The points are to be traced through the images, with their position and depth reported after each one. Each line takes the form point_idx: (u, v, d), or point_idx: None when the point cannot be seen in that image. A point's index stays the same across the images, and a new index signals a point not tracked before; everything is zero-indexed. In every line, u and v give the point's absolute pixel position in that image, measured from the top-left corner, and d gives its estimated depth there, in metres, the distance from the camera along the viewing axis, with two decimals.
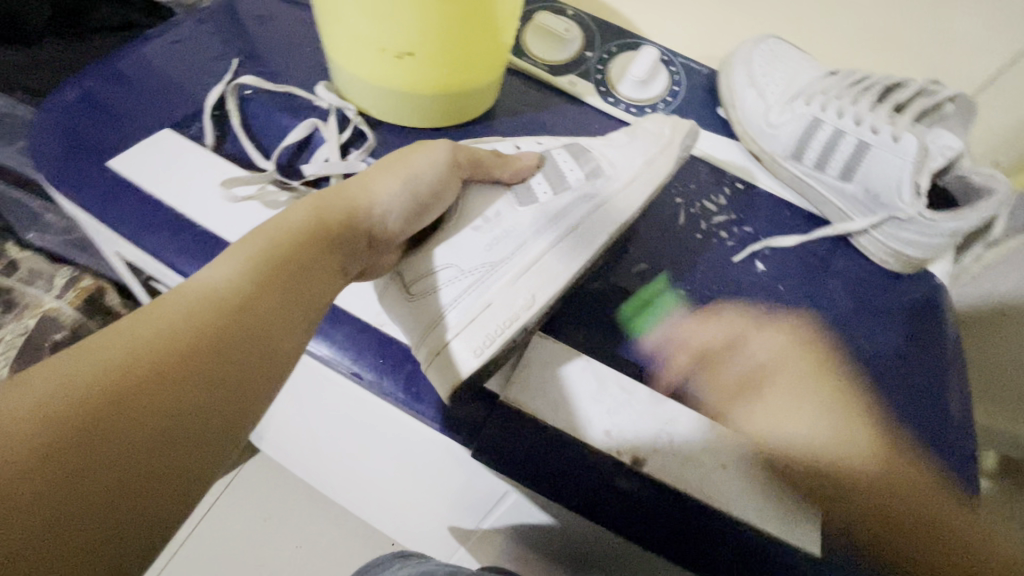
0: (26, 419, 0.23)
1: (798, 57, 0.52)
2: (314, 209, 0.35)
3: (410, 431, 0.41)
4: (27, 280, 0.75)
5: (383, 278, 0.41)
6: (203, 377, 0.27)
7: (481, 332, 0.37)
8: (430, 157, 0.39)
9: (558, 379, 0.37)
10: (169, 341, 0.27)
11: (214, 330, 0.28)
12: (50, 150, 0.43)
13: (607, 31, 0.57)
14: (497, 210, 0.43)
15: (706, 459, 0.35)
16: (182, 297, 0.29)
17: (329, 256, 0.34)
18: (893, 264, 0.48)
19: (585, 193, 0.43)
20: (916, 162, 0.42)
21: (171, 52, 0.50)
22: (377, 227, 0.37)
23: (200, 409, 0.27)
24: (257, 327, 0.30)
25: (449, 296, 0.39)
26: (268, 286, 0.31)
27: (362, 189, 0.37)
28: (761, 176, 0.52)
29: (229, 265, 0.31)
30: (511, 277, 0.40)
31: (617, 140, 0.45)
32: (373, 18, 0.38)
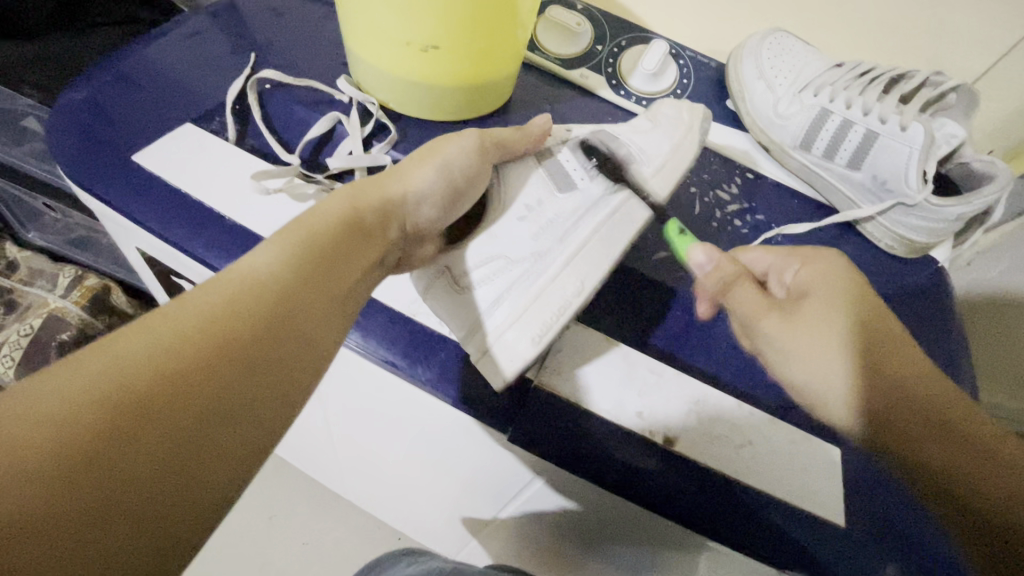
0: (81, 401, 0.24)
1: (805, 50, 0.53)
2: (348, 200, 0.35)
3: (440, 420, 0.42)
4: (28, 280, 0.75)
5: (431, 272, 0.41)
6: (249, 364, 0.28)
7: (533, 322, 0.37)
8: (461, 144, 0.40)
9: (597, 361, 0.39)
10: (217, 327, 0.28)
11: (259, 317, 0.29)
12: (69, 145, 0.43)
13: (617, 25, 0.58)
14: (538, 199, 0.43)
15: (733, 437, 0.37)
16: (223, 286, 0.29)
17: (363, 246, 0.35)
18: (899, 249, 0.49)
19: (619, 180, 0.43)
20: (923, 150, 0.44)
21: (186, 46, 0.50)
22: (410, 214, 0.38)
23: (247, 395, 0.27)
24: (299, 315, 0.30)
25: (497, 289, 0.40)
26: (308, 274, 0.31)
27: (397, 180, 0.38)
28: (767, 164, 0.54)
29: (268, 255, 0.31)
30: (561, 265, 0.39)
31: (641, 126, 0.46)
32: (400, 12, 0.39)
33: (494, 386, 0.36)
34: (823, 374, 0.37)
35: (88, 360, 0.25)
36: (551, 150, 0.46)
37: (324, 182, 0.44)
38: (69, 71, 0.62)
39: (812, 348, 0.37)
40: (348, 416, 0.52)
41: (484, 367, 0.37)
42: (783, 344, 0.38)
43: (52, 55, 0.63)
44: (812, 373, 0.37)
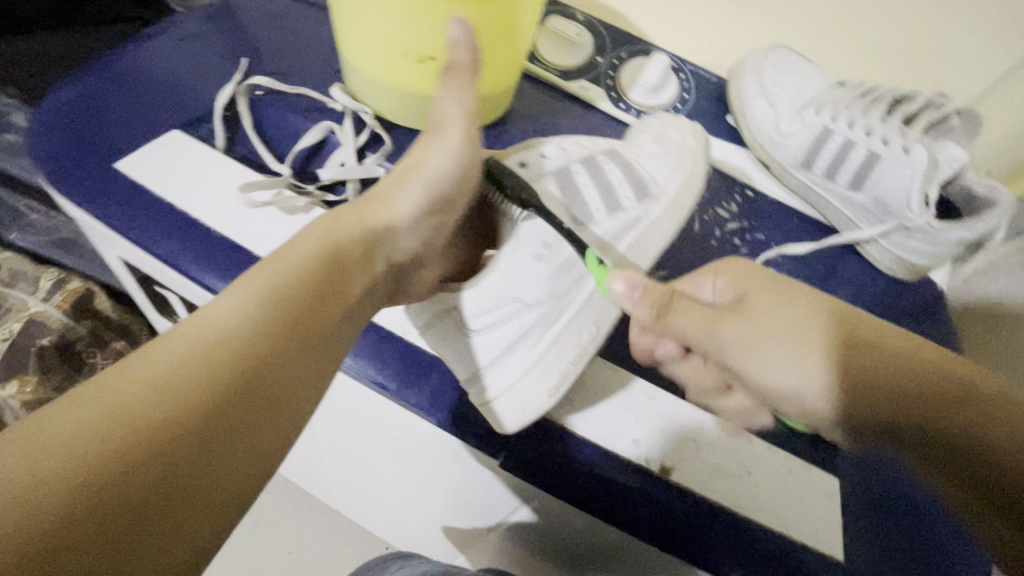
0: (6, 494, 0.21)
1: (806, 68, 0.52)
2: (329, 234, 0.33)
3: (428, 441, 0.41)
4: (8, 281, 0.72)
5: (431, 312, 0.38)
6: (208, 432, 0.25)
7: (550, 370, 0.37)
8: (440, 154, 0.38)
9: (610, 395, 0.38)
10: (168, 394, 0.25)
11: (218, 379, 0.26)
12: (51, 149, 0.42)
13: (618, 37, 0.57)
14: (556, 234, 0.38)
15: (733, 467, 0.36)
16: (187, 338, 0.27)
17: (349, 283, 0.33)
18: (897, 271, 0.49)
19: (635, 214, 0.42)
20: (926, 172, 0.43)
21: (176, 49, 0.48)
22: (397, 240, 0.37)
23: (208, 466, 0.25)
24: (265, 372, 0.27)
25: (509, 336, 0.38)
26: (275, 326, 0.29)
27: (383, 206, 0.36)
28: (768, 182, 0.53)
29: (237, 300, 0.28)
30: (577, 307, 0.39)
31: (651, 151, 0.46)
32: (396, 22, 0.38)
33: (503, 432, 0.35)
34: (792, 369, 0.34)
35: (17, 442, 0.22)
36: (568, 168, 0.42)
37: (315, 194, 0.42)
38: (55, 69, 0.60)
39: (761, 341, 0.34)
40: (332, 430, 0.50)
41: (491, 414, 0.35)
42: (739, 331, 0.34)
43: (33, 51, 0.60)
44: (775, 371, 0.34)
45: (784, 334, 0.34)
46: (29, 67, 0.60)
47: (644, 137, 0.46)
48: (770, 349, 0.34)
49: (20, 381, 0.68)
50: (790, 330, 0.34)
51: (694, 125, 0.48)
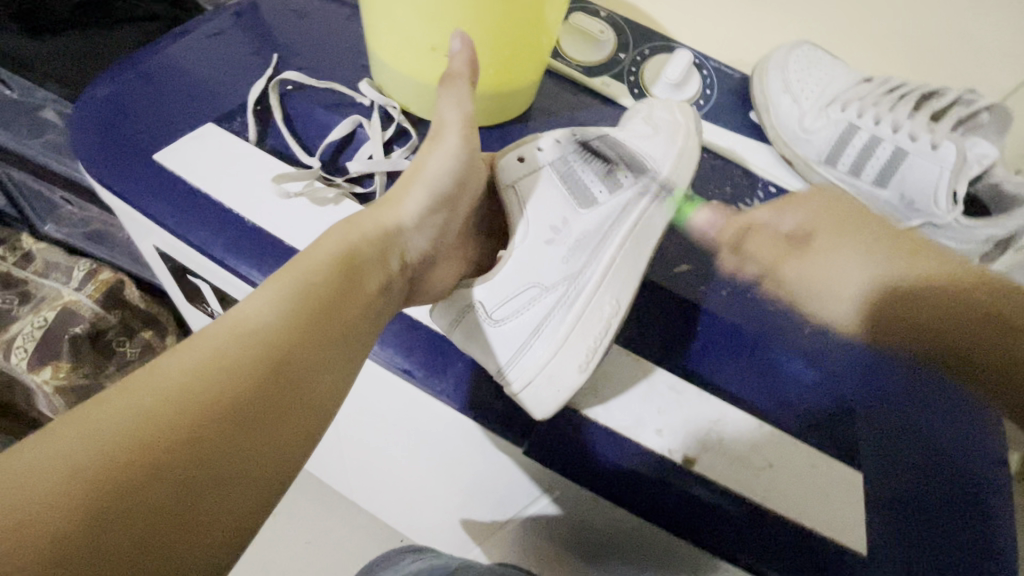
0: (60, 484, 0.22)
1: (832, 63, 0.52)
2: (342, 236, 0.33)
3: (452, 429, 0.41)
4: (43, 271, 0.76)
5: (454, 311, 0.38)
6: (237, 426, 0.26)
7: (577, 348, 0.37)
8: (441, 156, 0.37)
9: (631, 387, 0.38)
10: (200, 389, 0.26)
11: (246, 374, 0.27)
12: (93, 143, 0.43)
13: (640, 33, 0.57)
14: (562, 219, 0.40)
15: (755, 459, 0.36)
16: (216, 336, 0.28)
17: (369, 279, 0.33)
18: None
19: (637, 190, 0.42)
20: (955, 169, 0.43)
21: (209, 46, 0.49)
22: (409, 239, 0.36)
23: (237, 458, 0.25)
24: (291, 365, 0.28)
25: (533, 320, 0.39)
26: (302, 322, 0.29)
27: (389, 209, 0.36)
28: (794, 180, 0.53)
29: (264, 298, 0.29)
30: (596, 283, 0.39)
31: (639, 130, 0.44)
32: (426, 19, 0.39)
33: (538, 418, 0.35)
34: (841, 283, 0.42)
35: (71, 429, 0.24)
36: (566, 158, 0.41)
37: (344, 186, 0.43)
38: (88, 64, 0.61)
39: (830, 262, 0.43)
40: (356, 419, 0.51)
41: (523, 404, 0.35)
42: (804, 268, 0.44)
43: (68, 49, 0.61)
44: (835, 278, 0.42)
45: (845, 247, 0.43)
46: (66, 62, 0.61)
47: (630, 121, 0.45)
48: (831, 276, 0.43)
49: (54, 366, 0.70)
50: (856, 236, 0.43)
51: (681, 104, 0.46)
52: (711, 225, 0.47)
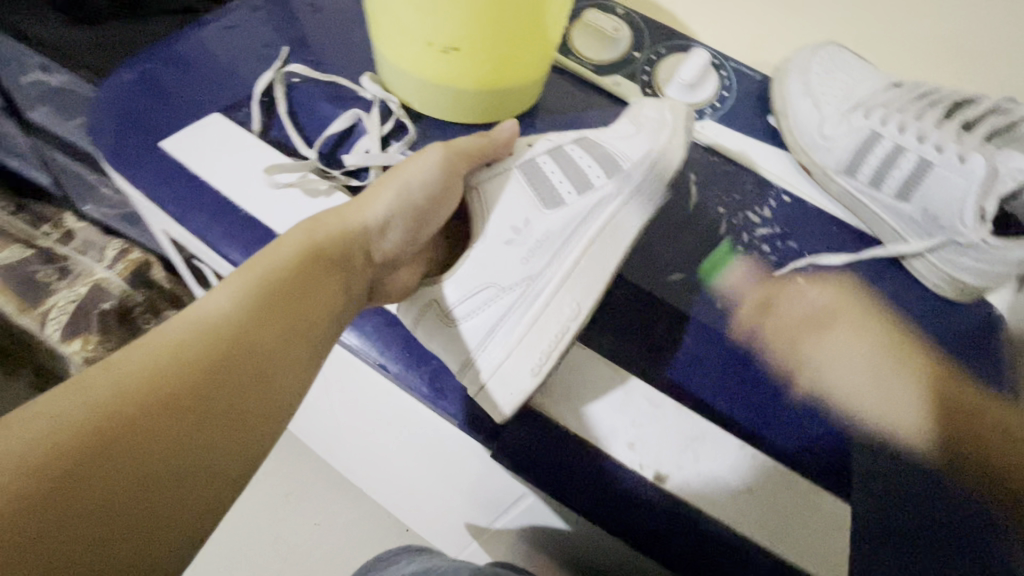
0: (14, 475, 0.23)
1: (859, 66, 0.49)
2: (308, 231, 0.34)
3: (428, 426, 0.41)
4: (81, 249, 0.81)
5: (418, 306, 0.38)
6: (199, 412, 0.26)
7: (532, 350, 0.36)
8: (422, 161, 0.38)
9: (607, 398, 0.36)
10: (162, 377, 0.26)
11: (209, 363, 0.27)
12: (107, 129, 0.45)
13: (656, 32, 0.56)
14: (525, 220, 0.40)
15: (735, 482, 0.34)
16: (177, 331, 0.28)
17: (337, 275, 0.34)
18: (946, 290, 0.45)
19: (607, 192, 0.40)
20: (983, 186, 0.39)
21: (224, 38, 0.51)
22: (379, 239, 0.37)
23: (201, 444, 0.26)
24: (253, 362, 0.29)
25: (488, 321, 0.38)
26: (266, 314, 0.30)
27: (357, 207, 0.36)
28: (809, 190, 0.50)
29: (228, 295, 0.30)
30: (554, 287, 0.38)
31: (624, 130, 0.44)
32: (420, 12, 0.39)
33: (493, 418, 0.35)
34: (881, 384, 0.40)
35: (25, 421, 0.24)
36: (535, 160, 0.42)
37: (339, 178, 0.44)
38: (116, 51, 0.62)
39: (841, 351, 0.41)
40: (348, 409, 0.52)
41: (485, 402, 0.35)
42: (817, 351, 0.41)
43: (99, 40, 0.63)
44: (846, 376, 0.40)
45: (863, 340, 0.42)
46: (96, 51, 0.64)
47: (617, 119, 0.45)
48: (844, 364, 0.41)
49: (84, 339, 0.74)
50: (871, 331, 0.43)
51: (674, 102, 0.44)
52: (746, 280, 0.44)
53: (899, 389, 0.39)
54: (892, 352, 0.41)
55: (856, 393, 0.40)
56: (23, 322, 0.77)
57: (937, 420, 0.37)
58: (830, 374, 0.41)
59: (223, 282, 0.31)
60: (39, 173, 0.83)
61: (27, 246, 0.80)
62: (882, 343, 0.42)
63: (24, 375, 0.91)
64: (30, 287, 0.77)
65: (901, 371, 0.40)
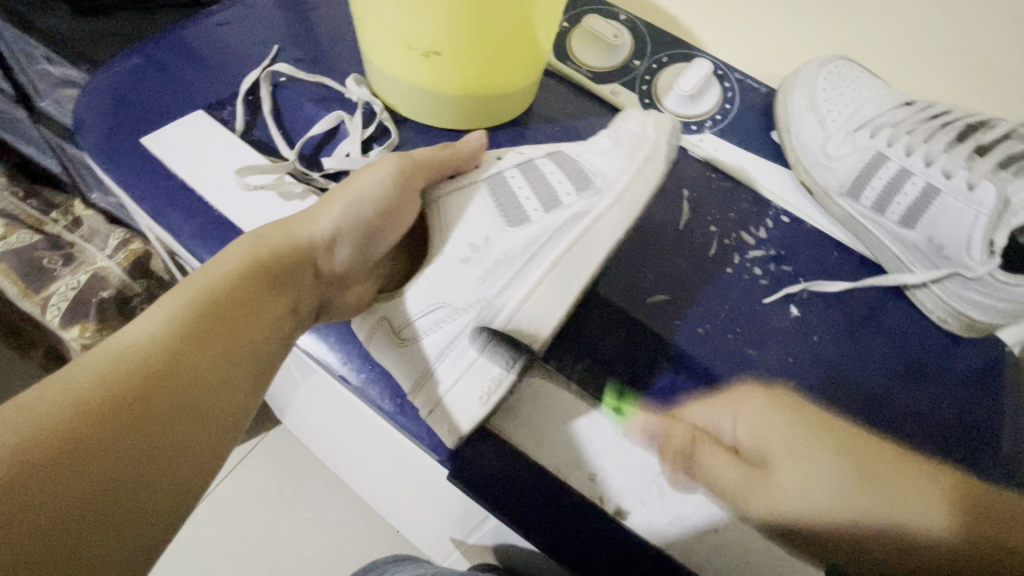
0: None
1: (870, 82, 0.46)
2: (250, 250, 0.33)
3: (392, 440, 0.40)
4: (86, 237, 0.83)
5: (371, 322, 0.38)
6: (129, 447, 0.25)
7: (485, 372, 0.36)
8: (373, 174, 0.38)
9: (569, 428, 0.35)
10: (79, 417, 0.24)
11: (134, 394, 0.26)
12: (90, 122, 0.45)
13: (659, 38, 0.53)
14: (485, 237, 0.39)
15: (698, 522, 0.33)
16: (103, 360, 0.26)
17: (281, 294, 0.33)
18: (952, 325, 0.42)
19: (578, 209, 0.40)
20: (992, 216, 0.37)
21: (215, 34, 0.50)
22: (331, 255, 0.37)
23: (138, 477, 0.25)
24: (192, 388, 0.27)
25: (443, 341, 0.38)
26: (199, 338, 0.28)
27: (305, 224, 0.36)
28: (811, 211, 0.47)
29: (160, 320, 0.28)
30: (507, 313, 0.37)
31: (602, 145, 0.43)
32: (400, 16, 0.37)
33: (447, 444, 0.35)
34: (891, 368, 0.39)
35: None
36: (502, 174, 0.41)
37: (316, 181, 0.43)
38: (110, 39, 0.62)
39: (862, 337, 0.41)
40: (324, 414, 0.51)
41: (434, 423, 0.35)
42: (773, 497, 0.33)
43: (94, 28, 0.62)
44: (805, 496, 0.32)
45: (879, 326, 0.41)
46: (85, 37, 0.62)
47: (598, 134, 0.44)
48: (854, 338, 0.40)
49: (81, 326, 0.75)
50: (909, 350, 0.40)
51: (659, 117, 0.44)
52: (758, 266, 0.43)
53: (916, 494, 0.32)
54: (870, 482, 0.33)
55: (840, 510, 0.32)
56: (27, 306, 0.78)
57: (958, 516, 0.32)
58: (793, 477, 0.34)
59: (153, 307, 0.29)
60: (50, 160, 0.85)
61: (36, 232, 0.82)
62: (853, 459, 0.34)
63: (31, 357, 0.94)
64: (34, 272, 0.78)
65: (904, 500, 0.32)
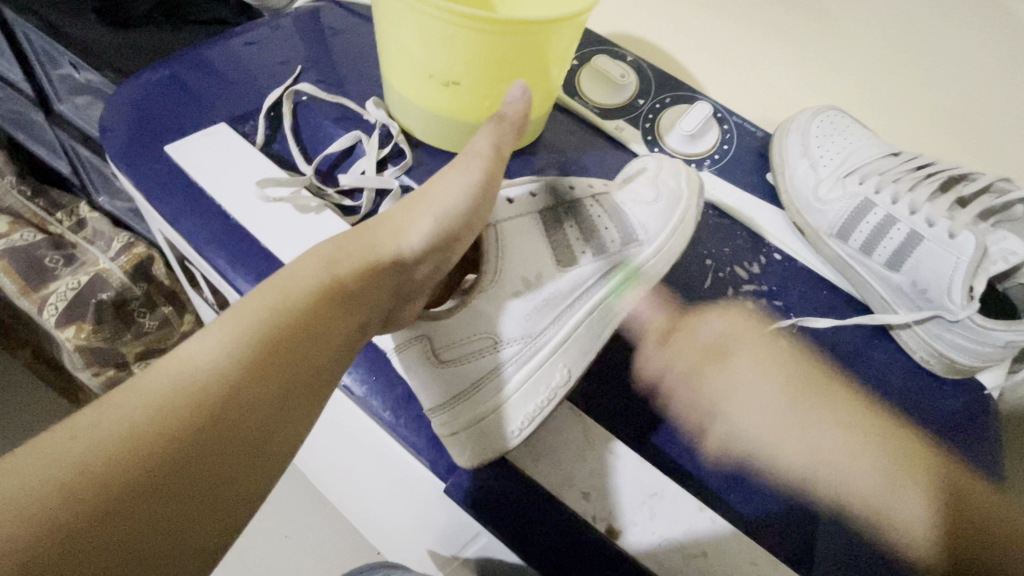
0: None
1: (860, 132, 0.49)
2: (322, 267, 0.31)
3: (388, 453, 0.41)
4: (90, 238, 0.83)
5: (409, 337, 0.37)
6: (180, 479, 0.24)
7: (525, 402, 0.38)
8: (454, 186, 0.36)
9: (571, 448, 0.36)
10: (128, 451, 0.23)
11: (186, 428, 0.24)
12: (115, 130, 0.47)
13: (663, 80, 0.56)
14: (537, 272, 0.41)
15: (687, 544, 0.33)
16: (167, 380, 0.25)
17: (348, 317, 0.31)
18: (935, 366, 0.43)
19: (619, 259, 0.44)
20: (972, 263, 0.40)
21: (241, 53, 0.53)
22: (407, 271, 0.35)
23: (192, 509, 0.24)
24: (247, 419, 0.26)
25: (485, 366, 0.40)
26: (255, 369, 0.27)
27: (388, 234, 0.34)
28: (803, 251, 0.49)
29: (225, 342, 0.27)
30: (547, 353, 0.41)
31: (645, 194, 0.46)
32: (425, 47, 0.40)
33: (460, 463, 0.36)
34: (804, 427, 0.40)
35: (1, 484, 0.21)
36: (554, 210, 0.43)
37: (332, 198, 0.45)
38: (137, 52, 0.64)
39: (736, 383, 0.41)
40: (316, 423, 0.51)
41: (451, 446, 0.36)
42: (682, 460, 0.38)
43: (123, 41, 0.65)
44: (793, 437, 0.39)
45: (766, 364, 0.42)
46: (113, 46, 0.64)
47: (641, 180, 0.46)
48: (748, 391, 0.41)
49: (77, 327, 0.76)
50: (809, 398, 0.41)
51: (691, 174, 0.48)
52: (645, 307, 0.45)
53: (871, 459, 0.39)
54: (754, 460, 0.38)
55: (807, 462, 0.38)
56: (24, 304, 0.78)
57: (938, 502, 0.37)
58: (737, 409, 0.40)
59: (219, 322, 0.27)
60: (60, 161, 0.86)
61: (39, 231, 0.82)
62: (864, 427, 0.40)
63: (19, 356, 0.93)
64: (34, 270, 0.78)
65: (884, 440, 0.40)
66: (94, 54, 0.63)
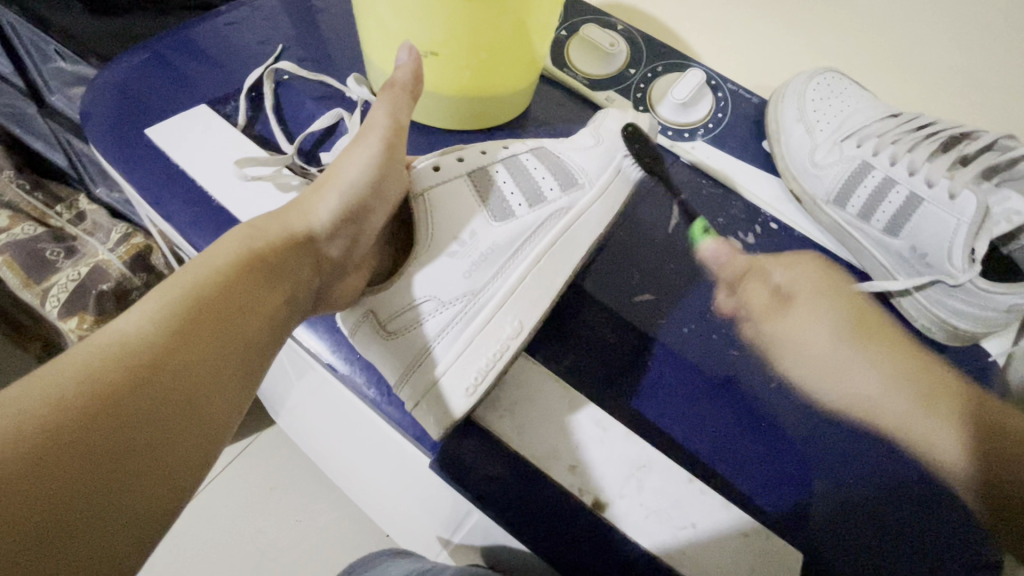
0: None
1: (858, 94, 0.47)
2: (240, 243, 0.31)
3: (379, 432, 0.41)
4: (90, 230, 0.83)
5: (357, 315, 0.38)
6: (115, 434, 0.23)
7: (472, 363, 0.37)
8: (358, 158, 0.37)
9: (554, 420, 0.36)
10: (51, 418, 0.22)
11: (106, 394, 0.24)
12: (96, 113, 0.46)
13: (654, 47, 0.54)
14: (471, 230, 0.40)
15: (677, 515, 0.33)
16: (95, 349, 0.25)
17: (274, 288, 0.31)
18: (938, 335, 0.42)
19: (561, 205, 0.42)
20: (974, 224, 0.38)
21: (218, 32, 0.52)
22: (320, 246, 0.35)
23: (134, 459, 0.23)
24: (184, 375, 0.26)
25: (432, 329, 0.38)
26: (189, 331, 0.27)
27: (299, 213, 0.35)
28: (798, 218, 0.47)
29: (152, 311, 0.27)
30: (494, 307, 0.39)
31: (583, 142, 0.44)
32: (400, 18, 0.38)
33: (433, 435, 0.35)
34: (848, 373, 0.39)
35: None
36: (486, 169, 0.41)
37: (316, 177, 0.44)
38: (121, 38, 0.63)
39: (805, 326, 0.41)
40: (315, 408, 0.51)
41: (419, 417, 0.36)
42: (781, 328, 0.42)
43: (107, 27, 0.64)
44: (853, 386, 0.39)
45: (822, 312, 0.42)
46: (95, 32, 0.63)
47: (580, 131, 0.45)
48: (813, 329, 0.41)
49: (80, 317, 0.76)
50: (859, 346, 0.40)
51: (637, 118, 0.46)
52: (718, 258, 0.45)
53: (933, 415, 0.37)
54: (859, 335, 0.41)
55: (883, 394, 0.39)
56: (27, 298, 0.79)
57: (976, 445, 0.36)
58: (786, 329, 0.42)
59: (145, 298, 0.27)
60: (57, 154, 0.86)
61: (40, 224, 0.83)
62: (928, 393, 0.38)
63: (31, 350, 0.94)
64: (35, 263, 0.79)
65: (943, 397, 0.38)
66: (79, 41, 0.63)
